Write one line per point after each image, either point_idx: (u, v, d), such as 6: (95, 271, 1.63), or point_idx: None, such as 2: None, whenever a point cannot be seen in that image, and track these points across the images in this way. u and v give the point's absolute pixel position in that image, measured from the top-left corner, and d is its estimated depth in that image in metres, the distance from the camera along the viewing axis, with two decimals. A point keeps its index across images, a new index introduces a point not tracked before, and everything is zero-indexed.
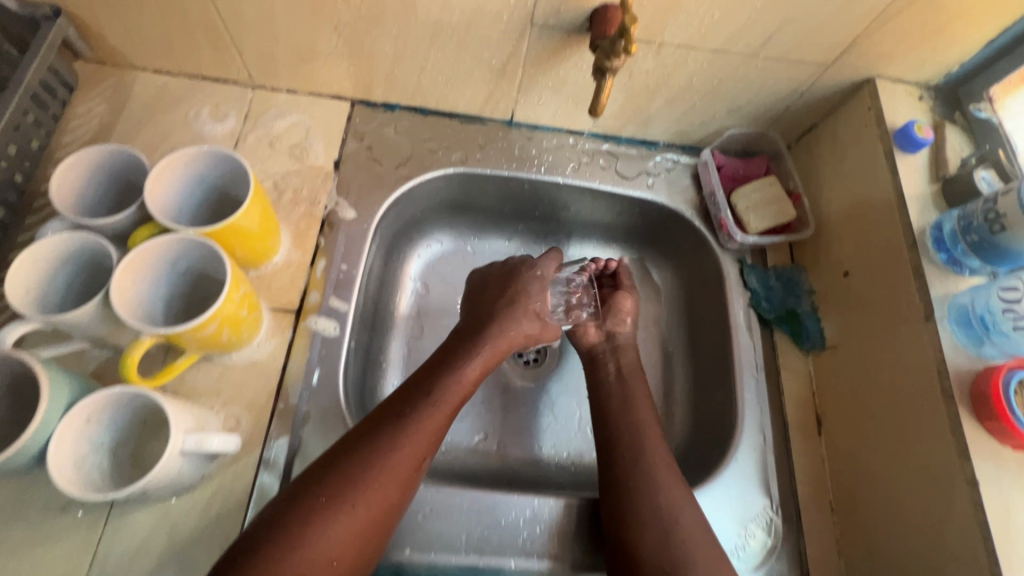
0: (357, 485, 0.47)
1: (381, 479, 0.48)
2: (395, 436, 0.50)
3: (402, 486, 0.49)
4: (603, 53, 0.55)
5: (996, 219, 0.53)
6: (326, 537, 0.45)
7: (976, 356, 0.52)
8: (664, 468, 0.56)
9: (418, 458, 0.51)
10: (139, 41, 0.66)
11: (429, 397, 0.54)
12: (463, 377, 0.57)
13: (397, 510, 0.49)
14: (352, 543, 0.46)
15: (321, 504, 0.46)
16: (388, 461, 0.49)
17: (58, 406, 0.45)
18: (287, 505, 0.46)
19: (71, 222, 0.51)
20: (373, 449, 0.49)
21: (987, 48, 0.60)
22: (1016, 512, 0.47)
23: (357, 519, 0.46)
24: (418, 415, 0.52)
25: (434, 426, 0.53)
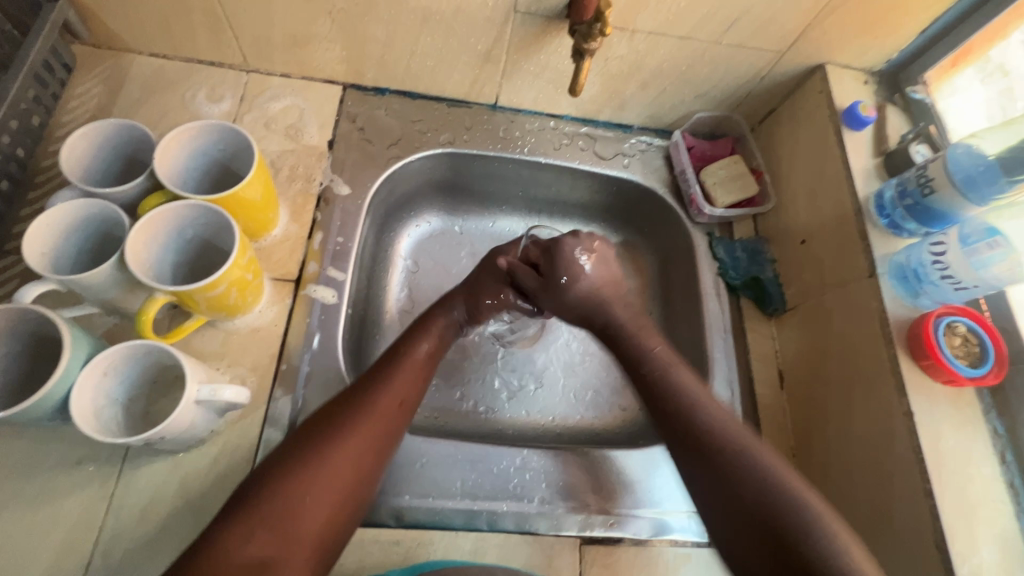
0: (349, 420, 0.50)
1: (370, 415, 0.51)
2: (374, 384, 0.53)
3: (388, 424, 0.51)
4: (581, 36, 0.60)
5: (926, 183, 0.60)
6: (326, 464, 0.47)
7: (913, 306, 0.59)
8: (719, 413, 0.53)
9: (401, 398, 0.53)
10: (137, 24, 0.68)
11: (403, 350, 0.58)
12: (433, 335, 0.61)
13: (386, 449, 0.51)
14: (346, 477, 0.47)
15: (320, 437, 0.48)
16: (375, 399, 0.52)
17: (78, 360, 0.48)
18: (290, 442, 0.48)
19: (81, 192, 0.54)
20: (361, 393, 0.52)
21: (922, 36, 0.68)
22: (944, 437, 0.54)
23: (352, 449, 0.48)
24: (396, 362, 0.56)
25: (411, 372, 0.56)
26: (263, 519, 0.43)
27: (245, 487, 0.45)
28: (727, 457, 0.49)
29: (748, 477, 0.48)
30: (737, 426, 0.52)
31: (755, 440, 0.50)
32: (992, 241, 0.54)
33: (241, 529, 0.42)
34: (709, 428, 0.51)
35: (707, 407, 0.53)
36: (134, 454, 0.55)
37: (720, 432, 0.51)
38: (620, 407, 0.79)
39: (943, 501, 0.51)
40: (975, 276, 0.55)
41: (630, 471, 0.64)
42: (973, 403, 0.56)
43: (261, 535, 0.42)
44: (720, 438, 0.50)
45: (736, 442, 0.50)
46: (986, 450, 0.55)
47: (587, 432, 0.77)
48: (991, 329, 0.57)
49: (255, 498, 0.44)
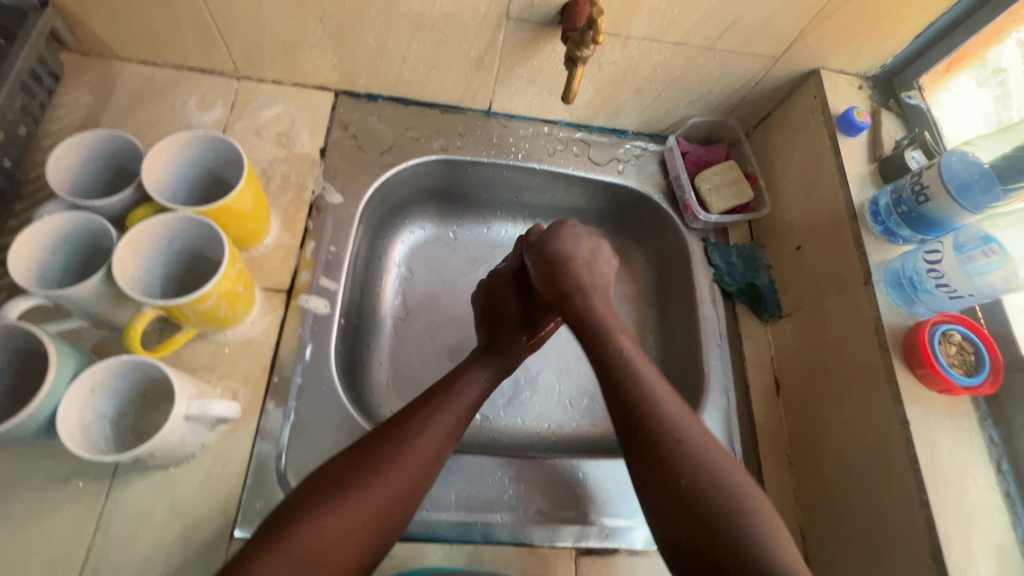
0: (388, 459, 0.49)
1: (410, 457, 0.50)
2: (422, 421, 0.53)
3: (427, 467, 0.51)
4: (573, 43, 0.60)
5: (921, 191, 0.60)
6: (362, 503, 0.46)
7: (908, 314, 0.59)
8: (676, 408, 0.51)
9: (443, 442, 0.53)
10: (126, 32, 0.68)
11: (451, 390, 0.58)
12: (478, 373, 0.61)
13: (424, 488, 0.51)
14: (380, 515, 0.47)
15: (358, 474, 0.48)
16: (417, 441, 0.51)
17: (65, 376, 0.47)
18: (327, 475, 0.48)
19: (68, 204, 0.53)
20: (405, 431, 0.52)
21: (916, 41, 0.68)
22: (941, 446, 0.54)
23: (388, 491, 0.48)
24: (441, 402, 0.56)
25: (456, 415, 0.55)
26: (297, 552, 0.43)
27: (282, 516, 0.45)
28: (676, 452, 0.48)
29: (688, 471, 0.47)
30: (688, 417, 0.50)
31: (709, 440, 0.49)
32: (987, 249, 0.54)
33: (272, 562, 0.42)
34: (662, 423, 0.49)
35: (660, 401, 0.51)
36: (124, 469, 0.54)
37: (673, 427, 0.49)
38: None
39: (939, 512, 0.51)
40: (969, 284, 0.55)
41: (625, 480, 0.64)
42: (969, 412, 0.56)
43: (291, 569, 0.42)
44: (671, 437, 0.49)
45: (681, 436, 0.49)
46: (981, 459, 0.55)
47: (583, 439, 0.76)
48: (986, 336, 0.57)
49: (293, 529, 0.44)
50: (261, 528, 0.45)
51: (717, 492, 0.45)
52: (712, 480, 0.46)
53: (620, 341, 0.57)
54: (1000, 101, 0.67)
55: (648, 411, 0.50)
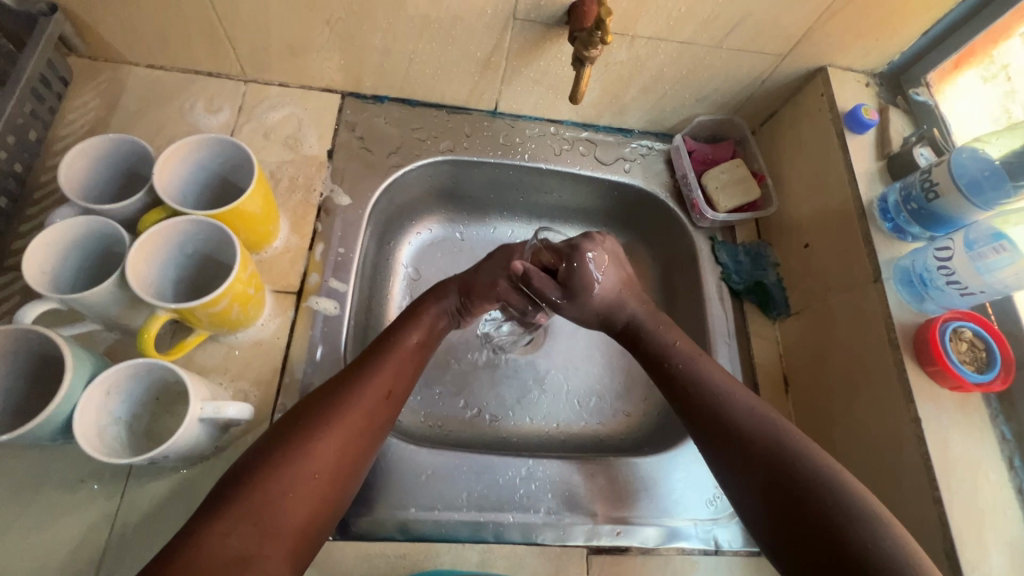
0: (332, 414, 0.50)
1: (354, 409, 0.51)
2: (363, 371, 0.54)
3: (371, 417, 0.52)
4: (581, 43, 0.60)
5: (930, 188, 0.60)
6: (307, 457, 0.47)
7: (919, 311, 0.59)
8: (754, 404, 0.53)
9: (386, 392, 0.54)
10: (134, 36, 0.68)
11: (391, 342, 0.58)
12: (422, 326, 0.61)
13: (371, 437, 0.52)
14: (331, 465, 0.48)
15: (303, 429, 0.48)
16: (360, 392, 0.52)
17: (81, 379, 0.48)
18: (273, 435, 0.48)
19: (80, 209, 0.54)
20: (347, 384, 0.52)
21: (924, 38, 0.68)
22: (952, 443, 0.54)
23: (334, 443, 0.49)
24: (383, 354, 0.56)
25: (397, 364, 0.56)
26: (250, 511, 0.43)
27: (230, 477, 0.46)
28: (761, 446, 0.49)
29: (777, 461, 0.48)
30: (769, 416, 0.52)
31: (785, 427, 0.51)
32: (997, 245, 0.54)
33: (223, 523, 0.42)
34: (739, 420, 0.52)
35: (734, 399, 0.53)
36: (138, 472, 0.55)
37: (752, 421, 0.51)
38: (624, 413, 0.78)
39: (952, 508, 0.51)
40: (980, 281, 0.55)
41: (636, 479, 0.64)
42: (981, 409, 0.56)
43: (243, 529, 0.42)
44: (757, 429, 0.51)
45: (764, 431, 0.50)
46: (994, 456, 0.54)
47: (593, 438, 0.76)
48: (997, 334, 0.57)
49: (242, 487, 0.44)
50: (213, 490, 0.45)
51: (807, 481, 0.46)
52: (794, 463, 0.48)
53: (680, 346, 0.59)
54: (1010, 97, 0.67)
55: (718, 408, 0.53)
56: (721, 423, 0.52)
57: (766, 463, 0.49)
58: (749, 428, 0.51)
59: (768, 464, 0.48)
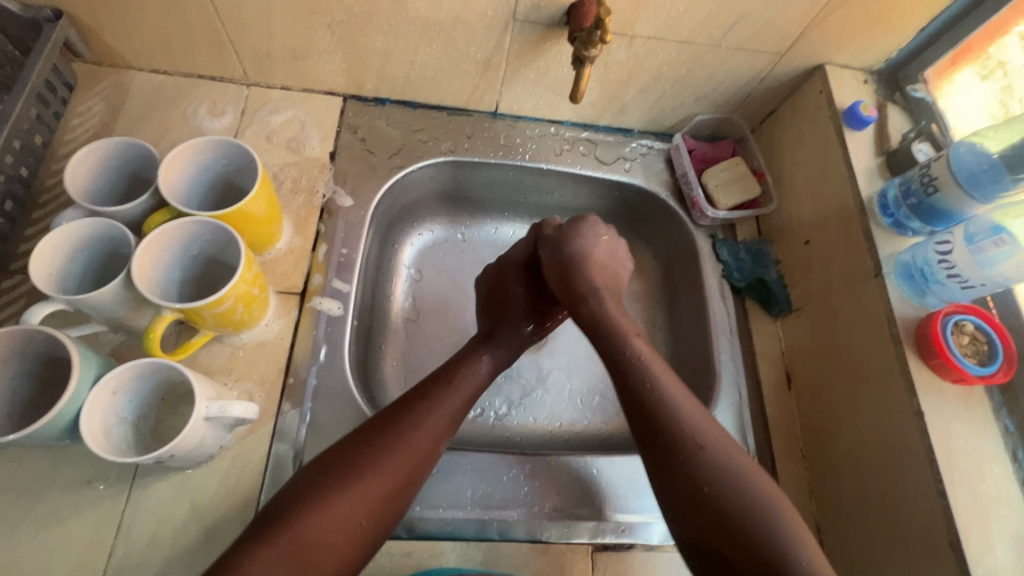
0: (385, 454, 0.49)
1: (406, 448, 0.50)
2: (419, 413, 0.53)
3: (422, 459, 0.51)
4: (580, 43, 0.60)
5: (929, 182, 0.60)
6: (357, 497, 0.47)
7: (920, 305, 0.59)
8: (698, 415, 0.51)
9: (439, 435, 0.53)
10: (137, 41, 0.69)
11: (448, 381, 0.57)
12: (476, 365, 0.61)
13: (419, 481, 0.51)
14: (376, 508, 0.47)
15: (354, 466, 0.48)
16: (415, 435, 0.51)
17: (87, 379, 0.48)
18: (323, 466, 0.48)
19: (86, 211, 0.54)
20: (403, 424, 0.52)
21: (920, 35, 0.68)
22: (956, 436, 0.54)
23: (383, 483, 0.48)
24: (439, 394, 0.55)
25: (454, 406, 0.55)
26: (292, 545, 0.43)
27: (275, 508, 0.45)
28: (700, 456, 0.48)
29: (708, 473, 0.47)
30: (708, 426, 0.50)
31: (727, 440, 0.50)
32: (997, 239, 0.54)
33: (268, 553, 0.42)
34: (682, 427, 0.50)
35: (681, 404, 0.51)
36: (144, 472, 0.55)
37: (696, 428, 0.50)
38: None
39: (956, 501, 0.51)
40: (981, 274, 0.55)
41: (639, 476, 0.64)
42: (983, 402, 0.56)
43: (284, 565, 0.42)
44: (696, 436, 0.49)
45: (704, 439, 0.49)
46: (997, 449, 0.55)
47: (596, 437, 0.76)
48: (999, 327, 0.57)
49: (288, 522, 0.44)
50: (256, 519, 0.45)
51: (742, 496, 0.46)
52: (729, 478, 0.47)
53: (635, 345, 0.57)
54: (1006, 92, 0.68)
55: (661, 410, 0.51)
56: (664, 426, 0.50)
57: (699, 474, 0.47)
58: (690, 434, 0.49)
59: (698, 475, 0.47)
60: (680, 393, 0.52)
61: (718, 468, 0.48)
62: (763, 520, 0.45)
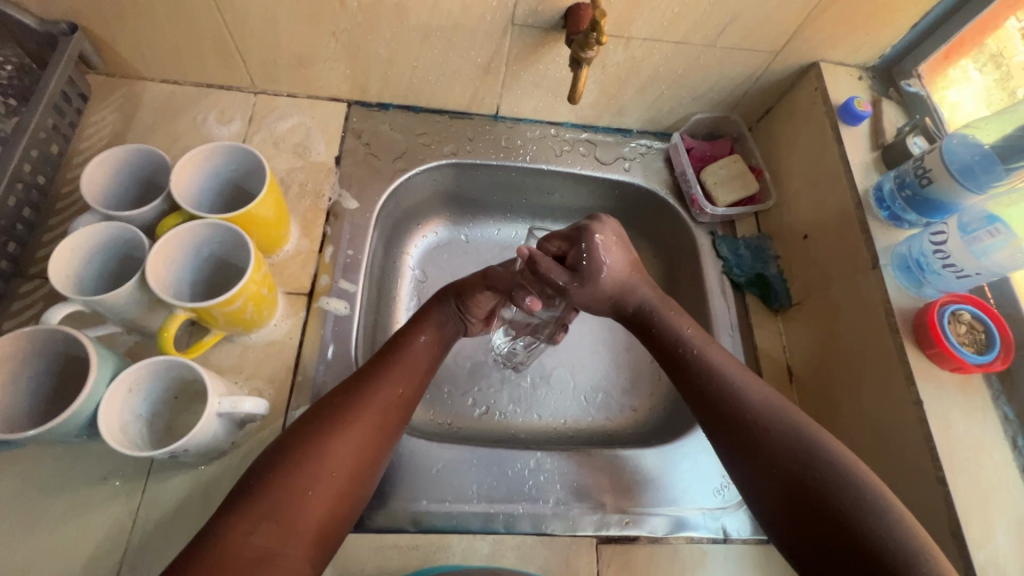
0: (347, 414, 0.51)
1: (366, 408, 0.52)
2: (376, 373, 0.55)
3: (385, 416, 0.53)
4: (578, 45, 0.62)
5: (924, 174, 0.61)
6: (326, 455, 0.48)
7: (918, 296, 0.60)
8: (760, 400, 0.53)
9: (399, 392, 0.55)
10: (149, 52, 0.71)
11: (404, 342, 0.59)
12: (430, 328, 0.62)
13: (387, 438, 0.53)
14: (346, 465, 0.49)
15: (317, 430, 0.50)
16: (373, 392, 0.53)
17: (104, 377, 0.50)
18: (287, 434, 0.50)
19: (102, 216, 0.56)
20: (361, 384, 0.54)
21: (913, 31, 0.69)
22: (955, 425, 0.54)
23: (350, 442, 0.50)
24: (397, 355, 0.58)
25: (410, 363, 0.58)
26: (268, 510, 0.45)
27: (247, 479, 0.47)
28: (768, 436, 0.50)
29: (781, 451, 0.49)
30: (771, 408, 0.52)
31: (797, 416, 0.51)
32: (992, 229, 0.55)
33: (244, 522, 0.44)
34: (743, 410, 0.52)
35: (742, 388, 0.54)
36: (158, 468, 0.56)
37: (760, 412, 0.52)
38: (630, 408, 0.79)
39: (956, 489, 0.52)
40: (976, 264, 0.56)
41: (644, 469, 0.65)
42: (982, 391, 0.57)
43: (263, 527, 0.44)
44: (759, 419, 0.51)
45: (768, 419, 0.51)
46: (996, 437, 0.55)
47: (600, 432, 0.77)
48: (996, 316, 0.58)
49: (259, 489, 0.45)
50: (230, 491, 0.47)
51: (811, 471, 0.47)
52: (800, 455, 0.48)
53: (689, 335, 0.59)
54: (994, 87, 0.70)
55: (727, 395, 0.53)
56: (729, 410, 0.53)
57: (771, 453, 0.49)
58: (758, 416, 0.52)
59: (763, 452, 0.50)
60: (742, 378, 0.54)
61: (785, 446, 0.49)
62: (832, 491, 0.46)
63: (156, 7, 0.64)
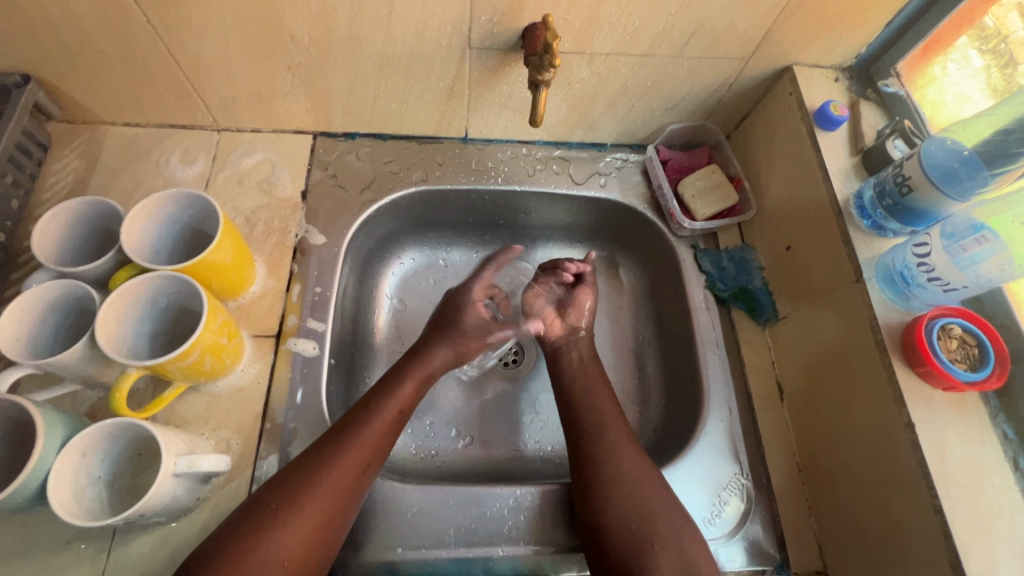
0: (302, 494, 0.51)
1: (321, 489, 0.52)
2: (338, 448, 0.54)
3: (343, 496, 0.53)
4: (534, 68, 0.60)
5: (903, 183, 0.58)
6: (277, 540, 0.48)
7: (906, 310, 0.57)
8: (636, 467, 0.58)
9: (361, 466, 0.54)
10: (107, 97, 0.70)
11: (372, 406, 0.58)
12: (404, 389, 0.61)
13: (343, 518, 0.52)
14: (298, 549, 0.49)
15: (272, 510, 0.50)
16: (331, 471, 0.53)
17: (54, 443, 0.48)
18: (241, 514, 0.50)
19: (55, 272, 0.55)
20: (321, 460, 0.53)
21: (888, 29, 0.67)
22: (951, 447, 0.51)
23: (305, 523, 0.50)
24: (361, 424, 0.56)
25: (375, 435, 0.56)
26: None
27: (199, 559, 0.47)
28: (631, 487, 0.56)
29: (647, 508, 0.55)
30: (644, 475, 0.57)
31: (635, 458, 0.59)
32: (979, 236, 0.52)
33: None
34: (609, 459, 0.58)
35: (628, 461, 0.58)
36: (124, 529, 0.55)
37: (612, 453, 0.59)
38: None
39: (955, 518, 0.48)
40: (962, 276, 0.53)
41: None
42: (978, 408, 0.54)
43: None
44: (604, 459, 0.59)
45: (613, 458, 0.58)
46: (995, 458, 0.52)
47: None
48: (990, 330, 0.55)
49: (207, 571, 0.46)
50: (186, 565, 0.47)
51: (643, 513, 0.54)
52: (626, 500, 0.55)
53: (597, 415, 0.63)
54: (958, 97, 0.68)
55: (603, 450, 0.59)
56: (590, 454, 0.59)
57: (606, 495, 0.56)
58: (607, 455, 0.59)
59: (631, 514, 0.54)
60: (610, 420, 0.62)
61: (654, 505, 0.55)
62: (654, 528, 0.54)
63: (108, 53, 0.63)
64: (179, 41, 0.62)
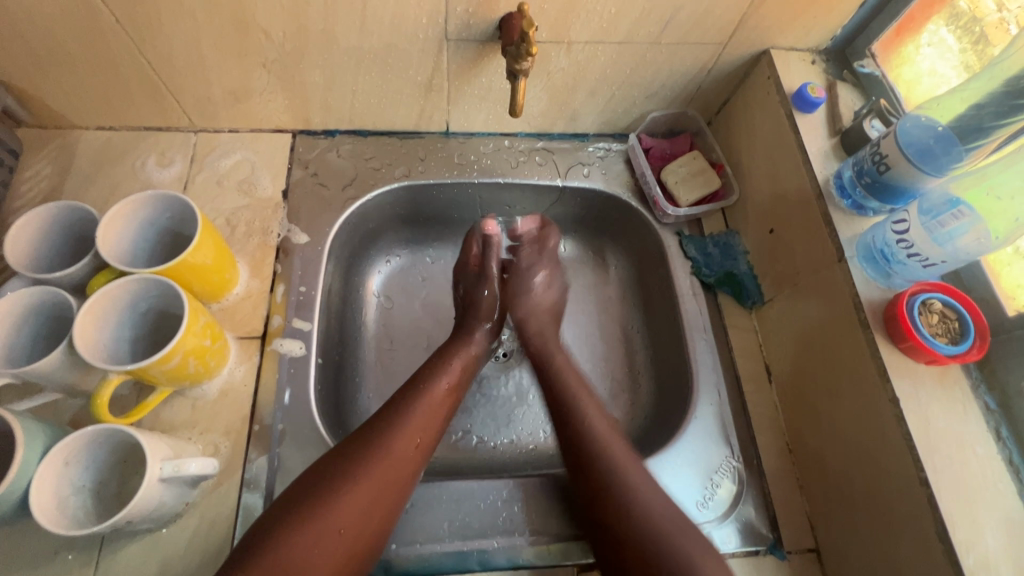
0: (362, 466, 0.53)
1: (382, 460, 0.54)
2: (393, 423, 0.57)
3: (401, 469, 0.55)
4: (511, 57, 0.60)
5: (880, 161, 0.59)
6: (339, 509, 0.50)
7: (887, 287, 0.57)
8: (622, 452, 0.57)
9: (418, 440, 0.57)
10: (78, 100, 0.69)
11: (421, 387, 0.61)
12: (452, 368, 0.65)
13: (400, 490, 0.54)
14: (356, 520, 0.50)
15: (329, 481, 0.51)
16: (390, 444, 0.55)
17: (35, 451, 0.47)
18: (301, 489, 0.51)
19: (30, 279, 0.54)
20: (380, 434, 0.55)
21: (862, 10, 0.67)
22: (934, 419, 0.52)
23: (365, 494, 0.51)
24: (412, 402, 0.59)
25: (427, 410, 0.59)
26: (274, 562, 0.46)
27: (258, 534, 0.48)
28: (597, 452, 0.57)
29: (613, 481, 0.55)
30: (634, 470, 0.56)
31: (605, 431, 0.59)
32: (956, 211, 0.52)
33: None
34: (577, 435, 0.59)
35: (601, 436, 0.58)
36: (112, 538, 0.54)
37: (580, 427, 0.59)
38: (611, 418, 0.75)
39: (940, 489, 0.49)
40: (940, 251, 0.54)
41: None
42: (960, 381, 0.55)
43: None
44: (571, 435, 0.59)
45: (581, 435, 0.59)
46: (978, 429, 0.53)
47: None
48: (968, 303, 0.56)
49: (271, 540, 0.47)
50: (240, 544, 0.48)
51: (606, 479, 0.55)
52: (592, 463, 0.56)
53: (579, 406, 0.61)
54: (932, 75, 0.68)
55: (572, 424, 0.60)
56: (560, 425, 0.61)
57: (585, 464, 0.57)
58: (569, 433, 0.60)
59: (616, 507, 0.53)
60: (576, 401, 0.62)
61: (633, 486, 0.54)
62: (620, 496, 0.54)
63: (75, 55, 0.61)
64: (149, 40, 0.61)
